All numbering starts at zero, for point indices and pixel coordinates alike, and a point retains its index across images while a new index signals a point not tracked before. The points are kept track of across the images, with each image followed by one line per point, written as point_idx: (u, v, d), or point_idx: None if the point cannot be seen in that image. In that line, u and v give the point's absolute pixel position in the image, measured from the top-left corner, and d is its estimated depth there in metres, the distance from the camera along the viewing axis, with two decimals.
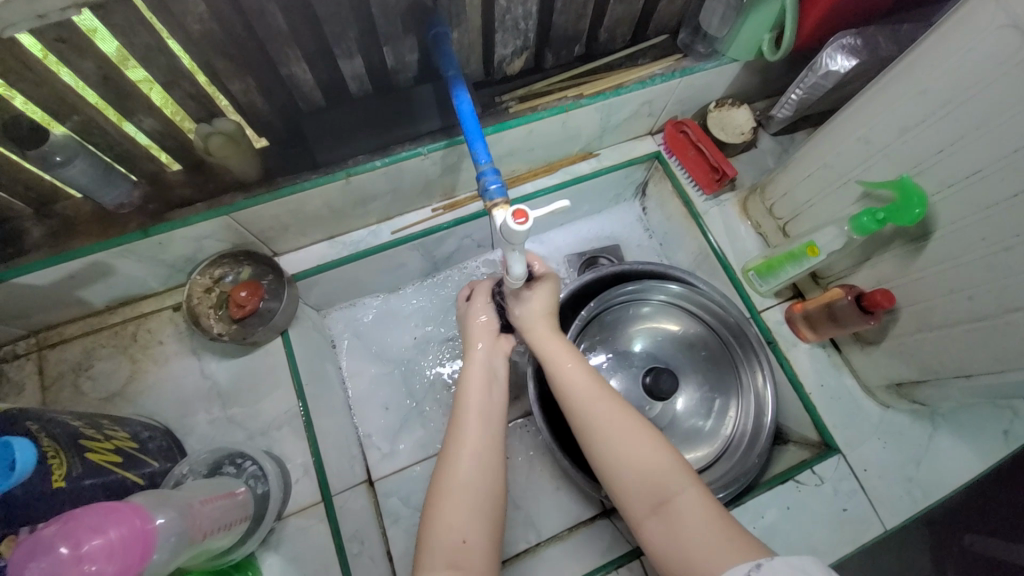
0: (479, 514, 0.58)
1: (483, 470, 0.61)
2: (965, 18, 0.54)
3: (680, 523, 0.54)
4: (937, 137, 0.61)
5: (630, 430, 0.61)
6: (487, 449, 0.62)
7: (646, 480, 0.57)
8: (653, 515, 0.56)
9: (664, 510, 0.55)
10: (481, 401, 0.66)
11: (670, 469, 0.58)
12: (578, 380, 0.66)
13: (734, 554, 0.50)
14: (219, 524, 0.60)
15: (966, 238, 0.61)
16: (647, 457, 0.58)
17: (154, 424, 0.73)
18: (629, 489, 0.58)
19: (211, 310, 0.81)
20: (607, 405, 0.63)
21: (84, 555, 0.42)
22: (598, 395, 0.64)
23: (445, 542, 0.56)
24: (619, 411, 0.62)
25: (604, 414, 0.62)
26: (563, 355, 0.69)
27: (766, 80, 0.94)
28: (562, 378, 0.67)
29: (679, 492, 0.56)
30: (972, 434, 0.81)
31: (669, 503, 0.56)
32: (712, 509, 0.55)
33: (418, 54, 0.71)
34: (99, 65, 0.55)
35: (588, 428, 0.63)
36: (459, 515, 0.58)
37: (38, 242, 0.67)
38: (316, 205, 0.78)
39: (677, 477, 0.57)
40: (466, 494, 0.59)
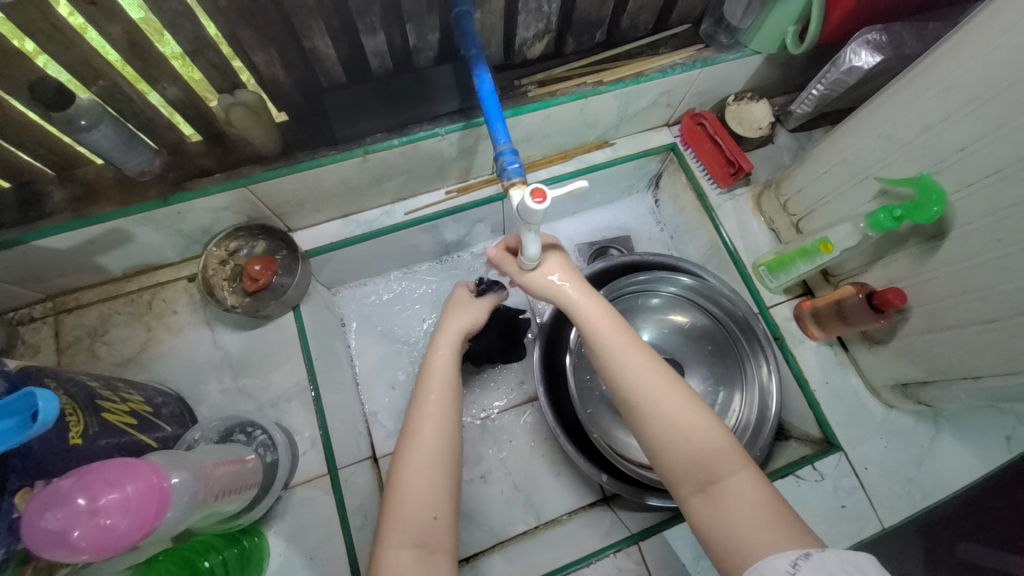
0: (446, 489, 0.58)
1: (444, 445, 0.60)
2: (996, 13, 0.53)
3: (727, 503, 0.52)
4: (959, 135, 0.60)
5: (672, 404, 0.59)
6: (449, 427, 0.62)
7: (692, 458, 0.55)
8: (698, 492, 0.54)
9: (710, 490, 0.54)
10: (444, 382, 0.65)
11: (719, 449, 0.55)
12: (622, 350, 0.63)
13: (782, 539, 0.48)
14: (229, 487, 0.62)
15: (983, 239, 0.61)
16: (696, 435, 0.56)
17: (167, 390, 0.75)
18: (674, 464, 0.56)
19: (225, 282, 0.82)
20: (654, 378, 0.60)
21: (99, 508, 0.43)
22: (645, 367, 0.61)
23: (412, 517, 0.55)
24: (667, 386, 0.60)
25: (650, 387, 0.60)
26: (609, 322, 0.65)
27: (787, 74, 0.93)
28: (607, 346, 0.63)
29: (728, 473, 0.54)
30: (974, 437, 0.81)
31: (715, 483, 0.54)
32: (762, 492, 0.52)
33: (439, 34, 0.71)
34: (126, 29, 0.55)
35: (632, 399, 0.60)
36: (425, 491, 0.56)
37: (59, 206, 0.68)
38: (333, 182, 0.78)
39: (727, 457, 0.55)
40: (429, 471, 0.58)
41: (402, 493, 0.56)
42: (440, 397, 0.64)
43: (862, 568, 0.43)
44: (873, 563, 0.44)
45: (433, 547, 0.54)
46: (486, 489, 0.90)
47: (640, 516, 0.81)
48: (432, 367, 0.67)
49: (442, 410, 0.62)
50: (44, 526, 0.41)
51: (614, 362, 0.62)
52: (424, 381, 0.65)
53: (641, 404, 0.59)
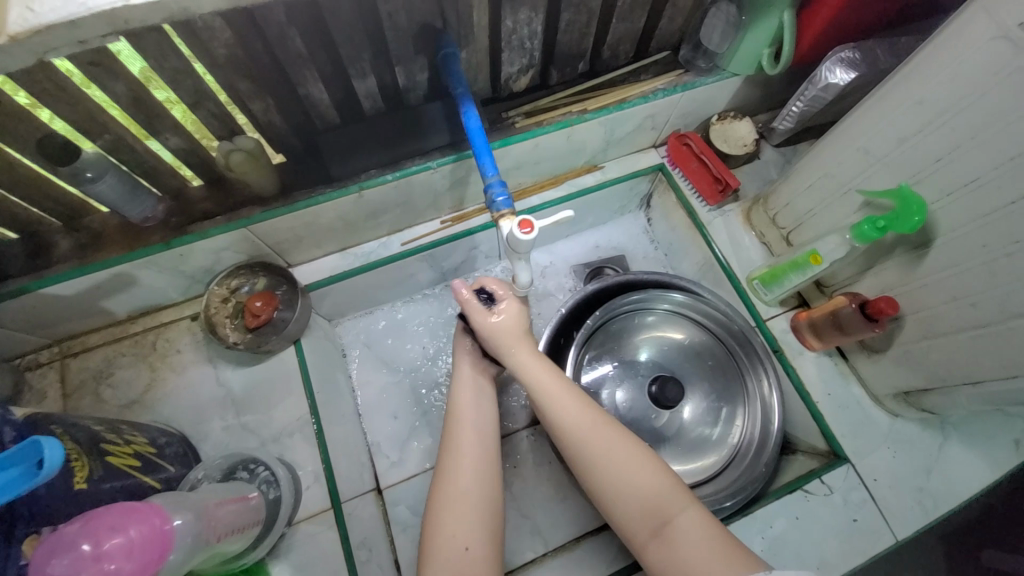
0: (479, 516, 0.60)
1: (477, 480, 0.62)
2: (958, 30, 0.56)
3: (682, 544, 0.54)
4: (934, 146, 0.62)
5: (624, 453, 0.60)
6: (485, 459, 0.64)
7: (643, 503, 0.57)
8: (654, 538, 0.56)
9: (664, 532, 0.55)
10: (479, 418, 0.68)
11: (667, 490, 0.58)
12: (569, 404, 0.64)
13: (735, 569, 0.50)
14: (233, 527, 0.62)
15: (967, 245, 0.62)
16: (645, 480, 0.58)
17: (171, 431, 0.75)
18: (627, 511, 0.58)
19: (227, 320, 0.83)
20: (601, 429, 0.62)
21: (104, 553, 0.43)
22: (590, 417, 0.63)
23: (450, 549, 0.58)
24: (612, 434, 0.62)
25: (601, 437, 0.62)
26: (553, 379, 0.66)
27: (767, 93, 0.96)
28: (557, 401, 0.64)
29: (680, 511, 0.56)
30: (983, 443, 0.80)
31: (668, 525, 0.56)
32: (712, 527, 0.55)
33: (428, 74, 0.74)
34: (130, 86, 0.58)
35: (580, 455, 0.61)
36: (460, 520, 0.59)
37: (65, 254, 0.70)
38: (330, 218, 0.80)
39: (675, 497, 0.57)
40: (467, 501, 0.60)
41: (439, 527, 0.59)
42: (470, 429, 0.66)
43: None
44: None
45: None
46: None
47: None
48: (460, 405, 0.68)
49: (474, 443, 0.65)
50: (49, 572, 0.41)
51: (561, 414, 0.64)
52: (455, 421, 0.67)
53: (591, 458, 0.61)
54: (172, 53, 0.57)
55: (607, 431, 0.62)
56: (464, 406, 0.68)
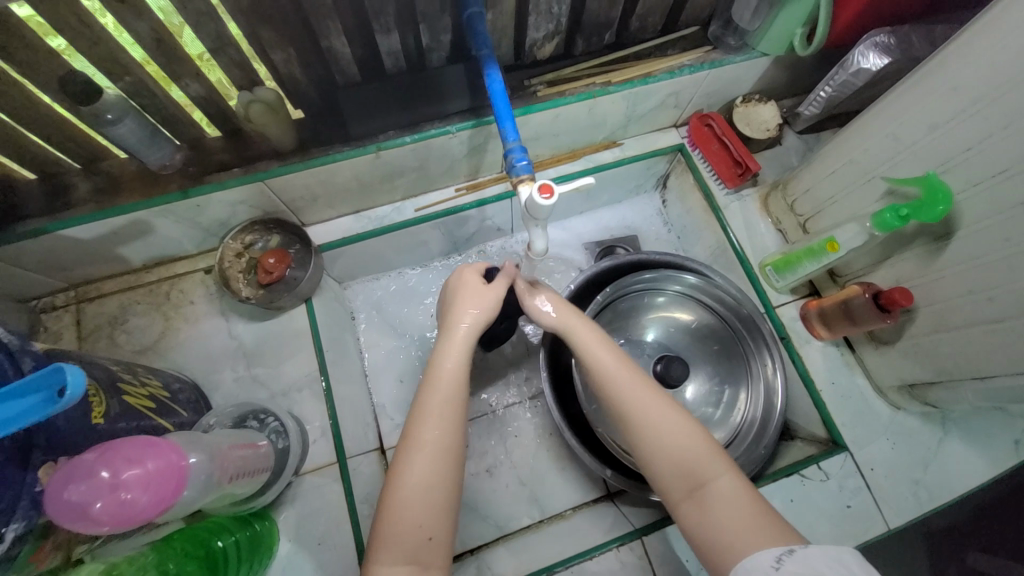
0: (439, 508, 0.56)
1: (442, 462, 0.58)
2: (1004, 12, 0.54)
3: (717, 508, 0.55)
4: (964, 136, 0.61)
5: (666, 417, 0.61)
6: (447, 446, 0.59)
7: (679, 466, 0.58)
8: (689, 498, 0.57)
9: (698, 494, 0.56)
10: (451, 395, 0.62)
11: (704, 457, 0.58)
12: (612, 364, 0.65)
13: (764, 541, 0.50)
14: (243, 470, 0.64)
15: (989, 238, 0.61)
16: (684, 444, 0.59)
17: (183, 378, 0.77)
18: (663, 472, 0.59)
19: (240, 274, 0.84)
20: (642, 392, 0.63)
21: (121, 483, 0.45)
22: (633, 379, 0.64)
23: (405, 534, 0.54)
24: (654, 399, 0.62)
25: (641, 400, 0.62)
26: (598, 337, 0.68)
27: (795, 76, 0.94)
28: (599, 360, 0.66)
29: (716, 476, 0.57)
30: (982, 440, 0.80)
31: (703, 488, 0.56)
32: (749, 495, 0.55)
33: (452, 34, 0.73)
34: (154, 27, 0.58)
35: (622, 415, 0.62)
36: (423, 509, 0.56)
37: (84, 197, 0.71)
38: (347, 177, 0.80)
39: (713, 463, 0.58)
40: (427, 488, 0.57)
41: (394, 510, 0.56)
42: (442, 402, 0.61)
43: (845, 564, 0.45)
44: (858, 562, 0.45)
45: (428, 565, 0.54)
46: (491, 482, 0.91)
47: (644, 512, 0.81)
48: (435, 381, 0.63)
49: (443, 419, 0.60)
50: (66, 497, 0.43)
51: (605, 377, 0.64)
52: (426, 393, 0.62)
53: (631, 417, 0.61)
54: None
55: (649, 395, 0.62)
56: (439, 383, 0.63)
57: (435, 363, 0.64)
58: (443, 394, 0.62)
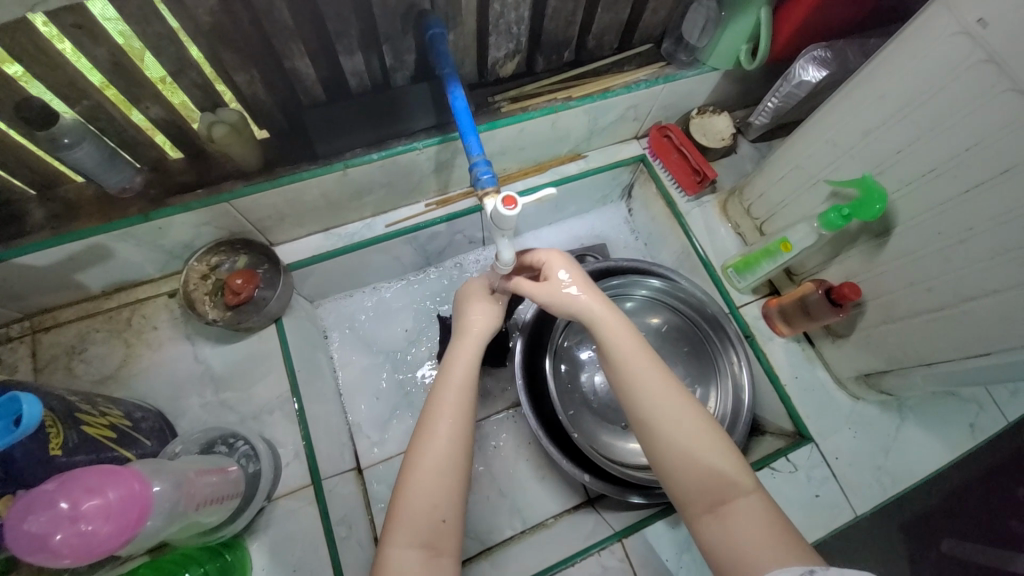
0: (453, 489, 0.57)
1: (456, 442, 0.59)
2: (922, 27, 0.59)
3: (738, 522, 0.53)
4: (896, 139, 0.66)
5: (693, 427, 0.59)
6: (463, 430, 0.60)
7: (703, 477, 0.57)
8: (708, 511, 0.55)
9: (720, 508, 0.55)
10: (464, 383, 0.64)
11: (730, 473, 0.56)
12: (639, 365, 0.63)
13: (789, 561, 0.48)
14: (212, 497, 0.62)
15: (924, 233, 0.66)
16: (711, 458, 0.57)
17: (147, 406, 0.75)
18: (685, 481, 0.57)
19: (206, 297, 0.82)
20: (673, 400, 0.61)
21: (81, 514, 0.43)
22: (663, 384, 0.62)
23: (419, 519, 0.55)
24: (683, 405, 0.61)
25: (669, 407, 0.60)
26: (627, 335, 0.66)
27: (744, 89, 1.00)
28: (628, 359, 0.64)
29: (740, 493, 0.55)
30: (936, 425, 0.85)
31: (727, 503, 0.55)
32: (772, 514, 0.54)
33: (415, 54, 0.75)
34: (112, 51, 0.57)
35: (647, 418, 0.61)
36: (437, 492, 0.56)
37: (39, 223, 0.69)
38: (314, 195, 0.80)
39: (738, 479, 0.56)
40: (440, 474, 0.57)
41: (408, 498, 0.56)
42: (459, 386, 0.63)
43: None
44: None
45: (440, 550, 0.55)
46: (471, 496, 0.91)
47: (623, 514, 0.82)
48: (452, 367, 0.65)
49: (457, 404, 0.62)
50: (26, 529, 0.41)
51: (632, 377, 0.63)
52: (442, 381, 0.64)
53: (655, 419, 0.60)
54: (156, 19, 0.56)
55: (679, 401, 0.61)
56: (453, 371, 0.65)
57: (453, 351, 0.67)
58: (459, 380, 0.64)
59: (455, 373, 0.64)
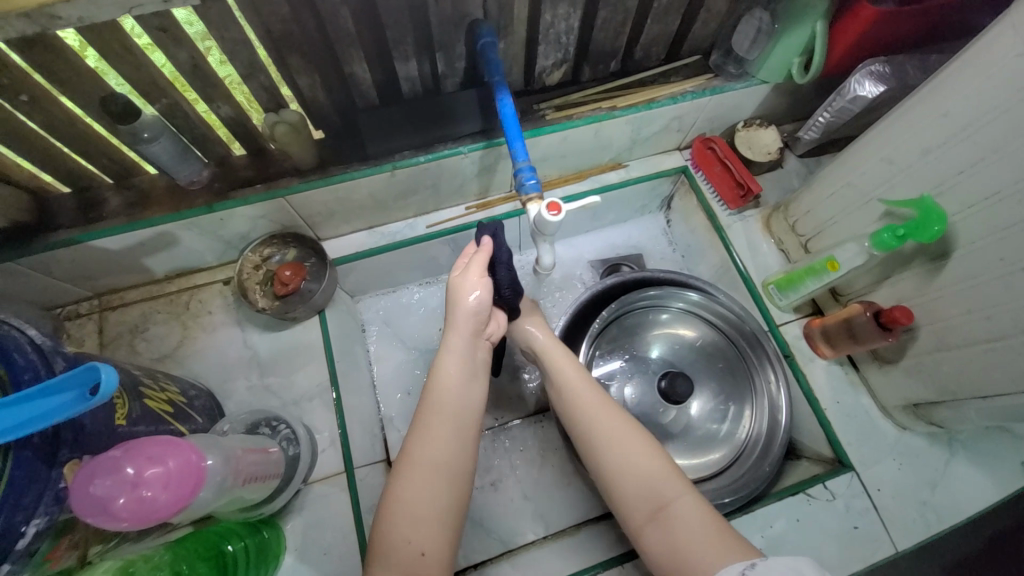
0: (440, 528, 0.56)
1: (435, 484, 0.58)
2: (987, 45, 0.57)
3: (676, 525, 0.55)
4: (957, 159, 0.63)
5: (628, 438, 0.63)
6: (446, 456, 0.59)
7: (642, 487, 0.59)
8: (650, 519, 0.57)
9: (662, 514, 0.56)
10: (448, 409, 0.62)
11: (664, 476, 0.59)
12: (576, 388, 0.69)
13: (728, 557, 0.50)
14: (255, 476, 0.65)
15: (985, 258, 0.63)
16: (644, 462, 0.60)
17: (199, 385, 0.79)
18: (626, 493, 0.59)
19: (257, 286, 0.87)
20: (608, 414, 0.65)
21: (143, 480, 0.47)
22: (602, 403, 0.67)
23: (399, 547, 0.54)
24: (619, 419, 0.65)
25: (604, 422, 0.65)
26: (567, 361, 0.72)
27: (794, 102, 0.98)
28: (569, 385, 0.70)
29: (675, 496, 0.57)
30: (990, 463, 0.80)
31: (665, 508, 0.56)
32: (708, 513, 0.55)
33: (465, 62, 0.78)
34: (191, 54, 0.62)
35: (590, 438, 0.65)
36: (414, 527, 0.55)
37: (115, 210, 0.75)
38: (363, 194, 0.84)
39: (672, 482, 0.58)
40: (423, 503, 0.56)
41: (392, 519, 0.56)
42: (444, 413, 0.62)
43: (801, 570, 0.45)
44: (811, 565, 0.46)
45: None
46: (496, 497, 0.92)
47: None
48: (440, 382, 0.63)
49: (443, 435, 0.60)
50: (91, 491, 0.44)
51: (575, 402, 0.68)
52: (429, 405, 0.62)
53: (595, 436, 0.64)
54: (233, 25, 0.61)
55: (612, 416, 0.65)
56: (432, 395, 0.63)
57: (440, 365, 0.64)
58: (434, 404, 0.62)
59: (438, 395, 0.63)
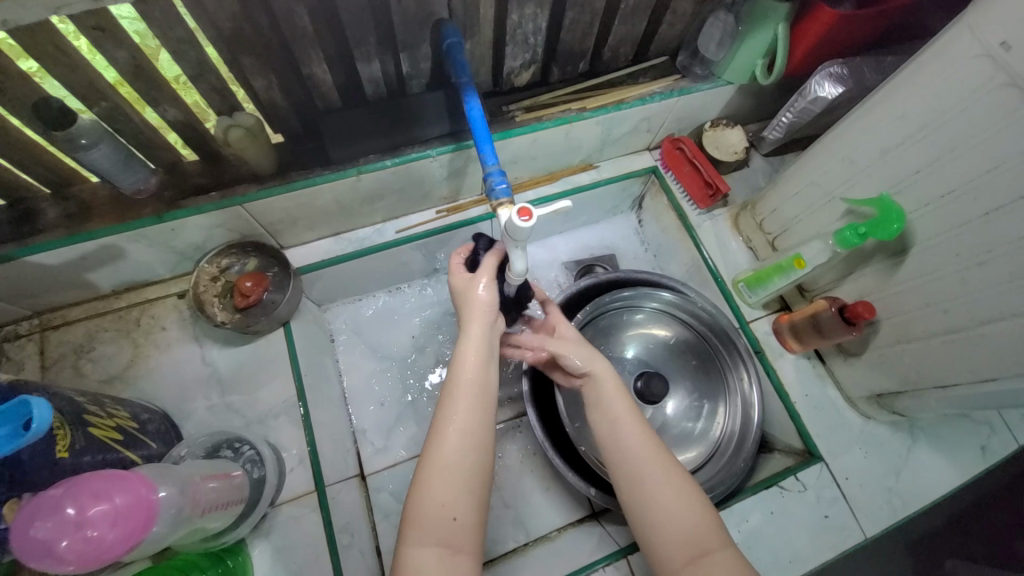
0: (472, 489, 0.57)
1: (469, 461, 0.58)
2: (943, 48, 0.58)
3: None
4: (916, 158, 0.65)
5: (676, 484, 0.60)
6: (477, 421, 0.60)
7: (683, 534, 0.57)
8: (688, 566, 0.55)
9: (702, 563, 0.55)
10: (479, 383, 0.61)
11: (709, 527, 0.57)
12: (621, 419, 0.65)
13: None
14: (216, 503, 0.61)
15: (942, 254, 0.65)
16: (689, 511, 0.58)
17: (153, 407, 0.74)
18: (663, 540, 0.57)
19: (216, 298, 0.82)
20: (654, 454, 0.62)
21: (87, 520, 0.43)
22: (647, 439, 0.64)
23: (433, 515, 0.55)
24: (665, 462, 0.62)
25: (648, 462, 0.61)
26: (610, 384, 0.68)
27: (758, 103, 0.99)
28: (613, 413, 0.66)
29: (719, 548, 0.55)
30: (947, 448, 0.84)
31: (706, 558, 0.55)
32: (748, 570, 0.54)
33: (431, 63, 0.75)
34: (132, 54, 0.58)
35: (630, 472, 0.62)
36: (448, 488, 0.56)
37: (53, 222, 0.69)
38: (327, 200, 0.80)
39: (717, 534, 0.57)
40: (459, 469, 0.57)
41: (428, 487, 0.56)
42: (474, 389, 0.61)
43: None
44: None
45: (455, 548, 0.54)
46: None
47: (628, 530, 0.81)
48: (468, 355, 0.62)
49: (474, 405, 0.60)
50: (33, 535, 0.41)
51: (619, 430, 0.64)
52: (458, 373, 0.62)
53: (637, 471, 0.61)
54: (178, 23, 0.56)
55: (659, 458, 0.62)
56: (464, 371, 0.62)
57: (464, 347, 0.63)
58: (470, 378, 0.61)
59: (466, 368, 0.62)
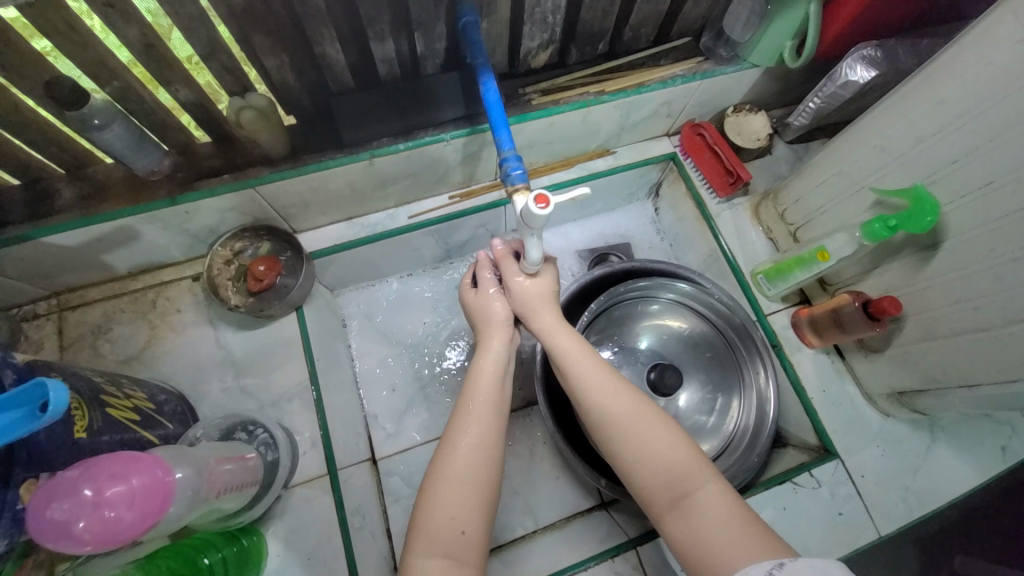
0: (481, 506, 0.57)
1: (479, 472, 0.58)
2: (990, 27, 0.55)
3: (699, 516, 0.54)
4: (953, 148, 0.62)
5: (649, 426, 0.60)
6: (489, 435, 0.61)
7: (663, 475, 0.57)
8: (672, 509, 0.56)
9: (683, 503, 0.55)
10: (488, 398, 0.63)
11: (686, 464, 0.57)
12: (588, 372, 0.65)
13: (755, 552, 0.49)
14: (231, 485, 0.62)
15: (975, 249, 0.62)
16: (665, 452, 0.58)
17: (169, 388, 0.75)
18: (646, 484, 0.58)
19: (229, 282, 0.82)
20: (626, 400, 0.62)
21: (104, 500, 0.43)
22: (618, 389, 0.63)
23: (443, 530, 0.55)
24: (637, 407, 0.62)
25: (620, 409, 0.62)
26: (572, 340, 0.68)
27: (785, 87, 0.95)
28: (578, 368, 0.66)
29: (699, 485, 0.56)
30: (969, 447, 0.81)
31: (688, 497, 0.56)
32: (730, 500, 0.55)
33: (446, 43, 0.73)
34: (143, 31, 0.56)
35: (602, 421, 0.62)
36: (457, 502, 0.56)
37: (68, 203, 0.69)
38: (339, 184, 0.79)
39: (696, 470, 0.57)
40: (467, 484, 0.57)
41: (435, 502, 0.56)
42: (484, 405, 0.63)
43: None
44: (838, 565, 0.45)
45: (462, 561, 0.54)
46: None
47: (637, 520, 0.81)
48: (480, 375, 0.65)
49: (482, 419, 0.61)
50: (50, 515, 0.41)
51: (588, 383, 0.64)
52: (470, 390, 0.64)
53: (609, 421, 0.61)
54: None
55: (630, 402, 0.62)
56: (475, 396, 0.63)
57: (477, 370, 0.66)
58: (479, 395, 0.63)
59: (476, 392, 0.64)
